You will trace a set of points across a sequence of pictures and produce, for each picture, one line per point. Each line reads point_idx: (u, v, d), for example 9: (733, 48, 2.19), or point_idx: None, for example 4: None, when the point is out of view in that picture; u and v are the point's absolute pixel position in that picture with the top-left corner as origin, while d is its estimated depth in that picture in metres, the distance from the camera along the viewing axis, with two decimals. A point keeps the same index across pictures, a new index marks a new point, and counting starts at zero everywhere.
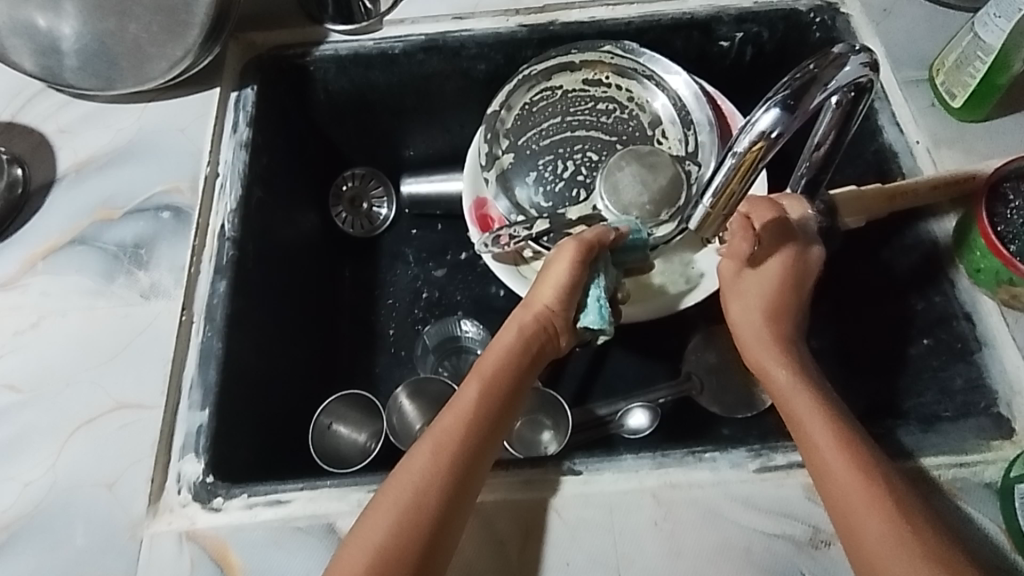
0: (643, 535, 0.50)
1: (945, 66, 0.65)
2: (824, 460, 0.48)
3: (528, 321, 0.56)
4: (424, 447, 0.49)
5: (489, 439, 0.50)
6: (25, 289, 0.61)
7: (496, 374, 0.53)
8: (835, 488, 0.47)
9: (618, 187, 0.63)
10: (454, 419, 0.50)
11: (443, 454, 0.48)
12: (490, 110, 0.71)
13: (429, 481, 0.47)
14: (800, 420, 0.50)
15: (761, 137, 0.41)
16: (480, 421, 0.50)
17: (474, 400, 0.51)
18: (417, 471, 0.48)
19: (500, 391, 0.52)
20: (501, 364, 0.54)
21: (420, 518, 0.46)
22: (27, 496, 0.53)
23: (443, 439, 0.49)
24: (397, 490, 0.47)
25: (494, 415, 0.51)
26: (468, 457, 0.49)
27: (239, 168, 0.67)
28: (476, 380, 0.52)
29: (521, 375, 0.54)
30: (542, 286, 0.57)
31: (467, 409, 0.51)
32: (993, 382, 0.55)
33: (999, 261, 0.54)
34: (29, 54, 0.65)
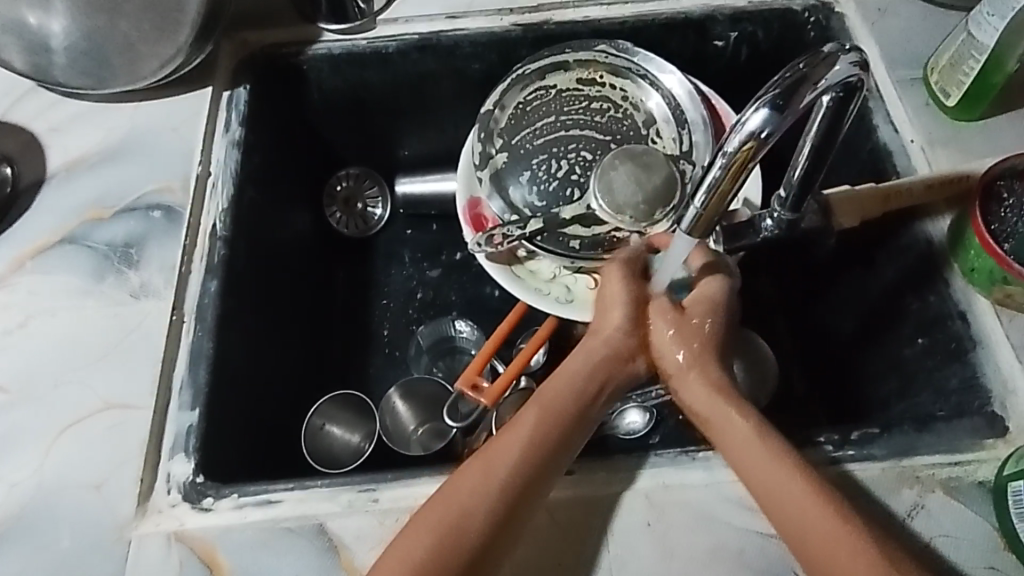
0: (636, 536, 0.50)
1: (939, 65, 0.65)
2: (798, 520, 0.46)
3: (597, 343, 0.56)
4: (474, 468, 0.49)
5: (547, 463, 0.50)
6: (14, 289, 0.60)
7: (556, 399, 0.53)
8: (813, 546, 0.46)
9: (612, 187, 0.63)
10: (510, 443, 0.50)
11: (493, 478, 0.48)
12: (484, 110, 0.71)
13: (477, 505, 0.47)
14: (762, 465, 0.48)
15: (750, 138, 0.40)
16: (539, 446, 0.50)
17: (532, 423, 0.51)
18: (466, 492, 0.48)
19: (561, 416, 0.52)
20: (564, 389, 0.53)
21: (462, 541, 0.46)
22: (14, 497, 0.52)
23: (494, 461, 0.49)
24: (443, 509, 0.47)
25: (554, 440, 0.51)
26: (521, 484, 0.48)
27: (231, 167, 0.66)
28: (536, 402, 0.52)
29: (584, 401, 0.53)
30: (610, 308, 0.56)
31: (527, 432, 0.50)
32: (988, 381, 0.55)
33: (992, 259, 0.54)
34: (19, 52, 0.65)
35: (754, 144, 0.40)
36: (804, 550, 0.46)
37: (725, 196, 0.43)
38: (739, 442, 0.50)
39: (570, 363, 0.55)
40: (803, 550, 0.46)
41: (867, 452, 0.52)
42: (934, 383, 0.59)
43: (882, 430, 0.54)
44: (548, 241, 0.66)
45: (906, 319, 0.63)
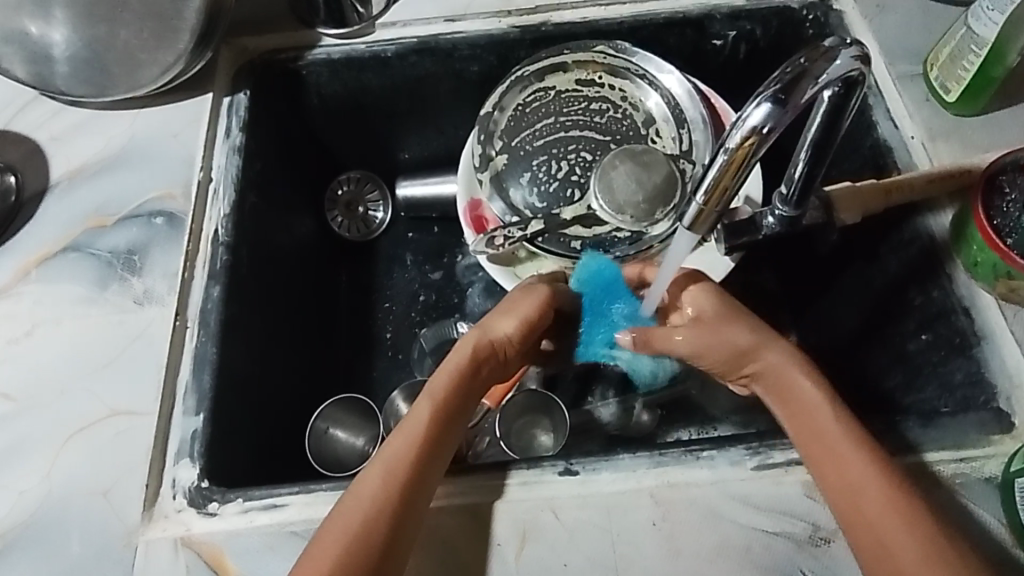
0: (642, 535, 0.50)
1: (939, 59, 0.64)
2: (860, 483, 0.46)
3: (486, 346, 0.57)
4: (371, 475, 0.48)
5: (438, 457, 0.51)
6: (19, 297, 0.61)
7: (448, 397, 0.53)
8: (863, 505, 0.46)
9: (612, 187, 0.63)
10: (405, 444, 0.49)
11: (395, 480, 0.48)
12: (483, 111, 0.71)
13: (380, 508, 0.47)
14: (852, 479, 0.47)
15: (752, 133, 0.39)
16: (432, 442, 0.51)
17: (427, 422, 0.51)
18: (366, 500, 0.47)
19: (450, 411, 0.53)
20: (454, 388, 0.54)
21: (369, 548, 0.45)
22: (21, 505, 0.52)
23: (394, 462, 0.49)
24: (345, 519, 0.46)
25: (445, 435, 0.52)
26: (417, 484, 0.49)
27: (232, 173, 0.67)
28: (427, 400, 0.52)
29: (468, 400, 0.55)
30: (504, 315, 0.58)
31: (421, 431, 0.50)
32: (993, 376, 0.54)
33: (995, 254, 0.54)
34: (21, 62, 0.65)
35: (756, 138, 0.40)
36: (852, 515, 0.46)
37: (726, 192, 0.43)
38: (808, 405, 0.51)
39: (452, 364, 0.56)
40: (852, 516, 0.46)
41: (872, 448, 0.52)
42: (939, 378, 0.58)
43: (888, 426, 0.53)
44: (549, 242, 0.66)
45: (910, 314, 0.62)
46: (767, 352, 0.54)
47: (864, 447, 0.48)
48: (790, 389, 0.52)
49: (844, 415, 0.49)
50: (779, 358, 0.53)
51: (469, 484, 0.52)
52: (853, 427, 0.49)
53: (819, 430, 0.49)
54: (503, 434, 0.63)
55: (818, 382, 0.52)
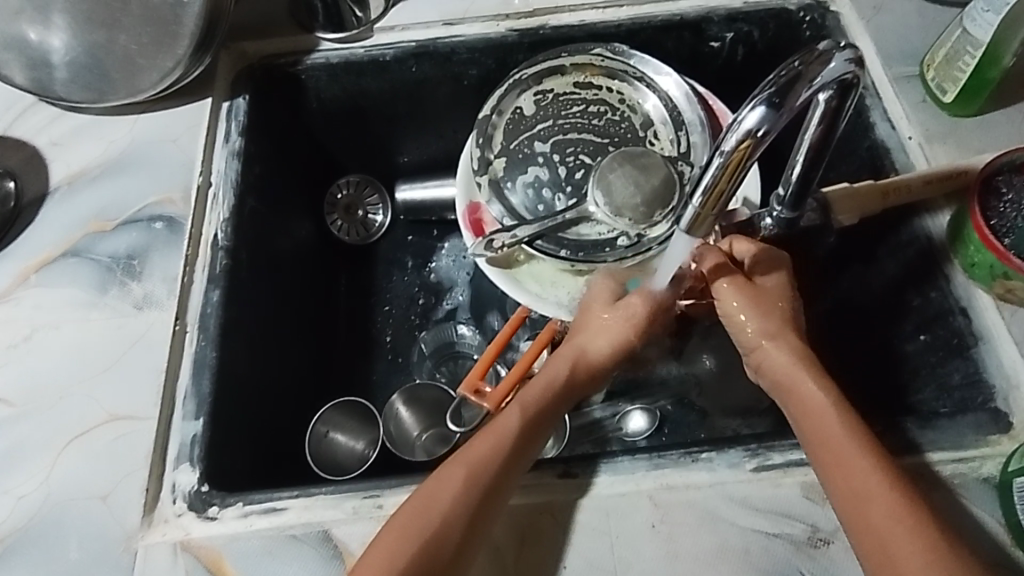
0: (640, 537, 0.50)
1: (935, 61, 0.65)
2: (867, 489, 0.46)
3: (579, 362, 0.58)
4: (458, 468, 0.49)
5: (523, 464, 0.51)
6: (19, 302, 0.61)
7: (534, 406, 0.54)
8: (870, 516, 0.45)
9: (611, 190, 0.64)
10: (495, 446, 0.51)
11: (474, 481, 0.48)
12: (481, 114, 0.71)
13: (461, 506, 0.48)
14: (862, 488, 0.46)
15: (747, 136, 0.40)
16: (520, 448, 0.51)
17: (516, 427, 0.52)
18: (450, 494, 0.48)
19: (539, 421, 0.54)
20: (541, 395, 0.55)
21: (440, 542, 0.46)
22: (21, 509, 0.52)
23: (477, 463, 0.49)
24: (423, 513, 0.47)
25: (532, 442, 0.52)
26: (500, 487, 0.49)
27: (231, 177, 0.67)
28: (516, 407, 0.54)
29: (554, 410, 0.56)
30: (598, 336, 0.59)
31: (507, 437, 0.51)
32: (991, 377, 0.55)
33: (993, 254, 0.54)
34: (20, 68, 0.65)
35: (751, 141, 0.40)
36: (858, 520, 0.46)
37: (722, 195, 0.43)
38: (818, 412, 0.50)
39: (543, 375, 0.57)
40: (857, 523, 0.46)
41: None
42: (937, 379, 0.58)
43: (886, 427, 0.53)
44: (548, 244, 0.66)
45: (909, 315, 0.62)
46: (770, 350, 0.54)
47: (868, 457, 0.47)
48: (798, 389, 0.52)
49: (850, 419, 0.49)
50: (788, 356, 0.53)
51: None
52: (858, 434, 0.48)
53: (829, 440, 0.49)
54: None
55: (829, 386, 0.52)
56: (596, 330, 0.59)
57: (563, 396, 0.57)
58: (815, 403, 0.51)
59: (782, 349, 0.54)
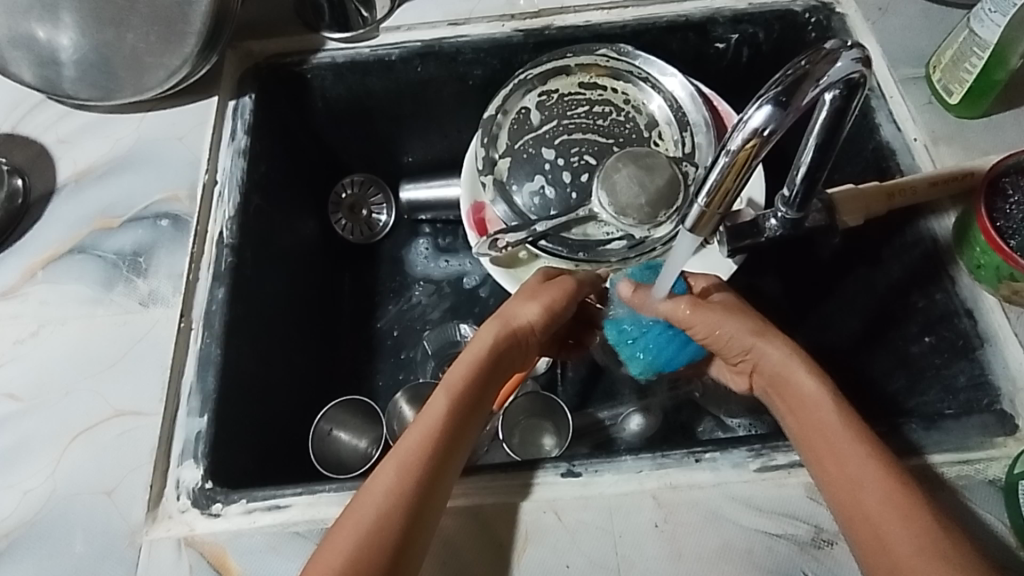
0: (643, 537, 0.50)
1: (942, 62, 0.65)
2: (857, 475, 0.47)
3: (505, 334, 0.58)
4: (389, 466, 0.49)
5: (453, 451, 0.51)
6: (26, 298, 0.61)
7: (464, 386, 0.54)
8: (865, 502, 0.46)
9: (616, 189, 0.63)
10: (422, 434, 0.50)
11: (409, 474, 0.48)
12: (486, 114, 0.71)
13: (395, 501, 0.47)
14: (856, 475, 0.47)
15: (753, 136, 0.40)
16: (447, 434, 0.51)
17: (442, 414, 0.52)
18: (383, 491, 0.47)
19: (466, 404, 0.53)
20: (469, 379, 0.55)
21: (383, 540, 0.45)
22: (27, 504, 0.52)
23: (408, 456, 0.49)
24: (359, 515, 0.46)
25: (460, 428, 0.52)
26: (433, 477, 0.48)
27: (237, 175, 0.67)
28: (444, 392, 0.53)
29: (485, 389, 0.55)
30: (524, 307, 0.59)
31: (435, 421, 0.51)
32: (996, 379, 0.54)
33: (999, 256, 0.54)
34: (29, 66, 0.66)
35: (757, 141, 0.40)
36: (852, 509, 0.46)
37: (728, 195, 0.43)
38: (812, 401, 0.52)
39: (469, 354, 0.56)
40: (851, 513, 0.46)
41: None
42: (942, 381, 0.58)
43: (891, 429, 0.53)
44: (552, 244, 0.67)
45: (913, 317, 0.62)
46: (762, 351, 0.56)
47: (864, 445, 0.48)
48: (790, 384, 0.54)
49: (843, 412, 0.50)
50: (782, 354, 0.55)
51: (473, 486, 0.52)
52: (850, 423, 0.49)
53: (820, 426, 0.50)
54: (506, 437, 0.63)
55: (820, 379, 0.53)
56: (524, 298, 0.60)
57: (493, 374, 0.56)
58: (812, 401, 0.52)
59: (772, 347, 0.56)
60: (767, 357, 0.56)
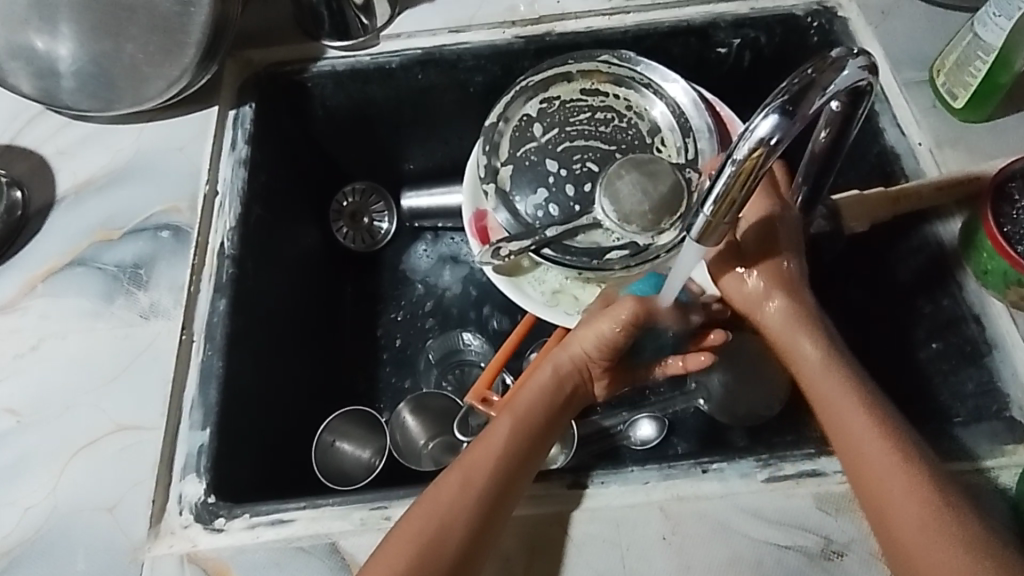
0: (651, 549, 0.49)
1: (945, 66, 0.64)
2: (883, 484, 0.46)
3: (566, 362, 0.57)
4: (451, 477, 0.49)
5: (519, 471, 0.50)
6: (25, 312, 0.60)
7: (528, 413, 0.54)
8: (892, 511, 0.46)
9: (620, 196, 0.65)
10: (487, 452, 0.50)
11: (470, 487, 0.48)
12: (488, 122, 0.71)
13: (456, 512, 0.47)
14: (885, 485, 0.46)
15: (760, 144, 0.39)
16: (511, 455, 0.51)
17: (505, 435, 0.52)
18: (445, 502, 0.48)
19: (531, 428, 0.53)
20: (535, 403, 0.55)
21: (439, 551, 0.46)
22: (27, 521, 0.52)
23: (470, 471, 0.49)
24: (419, 523, 0.47)
25: (525, 450, 0.52)
26: (495, 493, 0.49)
27: (237, 185, 0.67)
28: (508, 416, 0.53)
29: (549, 415, 0.55)
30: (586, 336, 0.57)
31: (497, 442, 0.51)
32: (1005, 386, 0.54)
33: (1005, 261, 0.54)
34: (27, 77, 0.66)
35: (763, 150, 0.39)
36: (882, 523, 0.46)
37: (733, 205, 0.42)
38: (841, 413, 0.50)
39: (532, 382, 0.56)
40: (876, 521, 0.46)
41: None
42: (949, 388, 0.58)
43: None
44: (555, 252, 0.66)
45: (920, 323, 0.62)
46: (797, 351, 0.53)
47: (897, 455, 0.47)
48: (819, 390, 0.51)
49: (875, 420, 0.49)
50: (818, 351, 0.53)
51: None
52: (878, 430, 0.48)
53: (850, 439, 0.49)
54: None
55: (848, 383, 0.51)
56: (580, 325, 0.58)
57: (556, 402, 0.56)
58: (841, 413, 0.50)
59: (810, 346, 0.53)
60: (805, 356, 0.53)
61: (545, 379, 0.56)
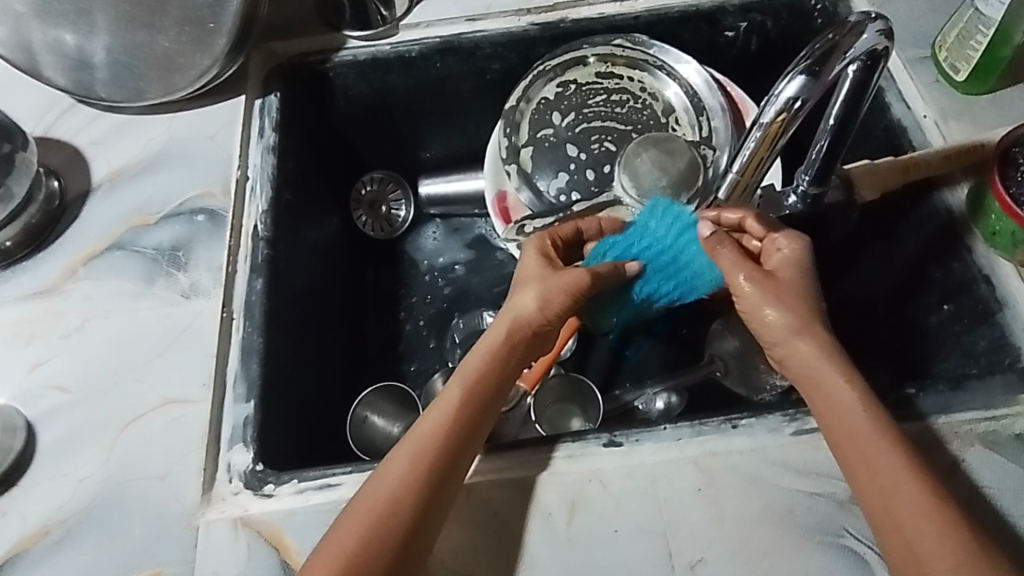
0: (687, 501, 0.51)
1: (947, 42, 0.67)
2: (909, 522, 0.45)
3: (514, 324, 0.58)
4: (403, 451, 0.51)
5: (467, 443, 0.52)
6: (68, 294, 0.62)
7: (479, 378, 0.55)
8: (919, 548, 0.44)
9: (637, 173, 0.65)
10: (434, 421, 0.52)
11: (421, 459, 0.50)
12: (509, 104, 0.74)
13: (407, 487, 0.49)
14: (905, 520, 0.45)
15: (786, 106, 0.45)
16: (460, 424, 0.52)
17: (456, 405, 0.53)
18: (395, 476, 0.49)
19: (481, 393, 0.54)
20: (486, 368, 0.56)
21: (395, 524, 0.48)
22: (82, 491, 0.53)
23: (422, 444, 0.51)
24: (375, 496, 0.49)
25: (476, 418, 0.53)
26: (445, 469, 0.50)
27: (267, 171, 0.69)
28: (458, 381, 0.54)
29: (502, 380, 0.56)
30: (526, 294, 0.58)
31: (446, 413, 0.52)
32: (1017, 340, 0.57)
33: (1013, 222, 0.56)
34: (62, 70, 0.68)
35: (790, 111, 0.46)
36: (906, 555, 0.45)
37: (762, 160, 0.51)
38: (874, 454, 0.47)
39: (481, 345, 0.57)
40: (896, 554, 0.45)
41: (909, 410, 0.54)
42: (963, 346, 0.61)
43: (920, 390, 0.55)
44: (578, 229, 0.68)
45: (932, 287, 0.65)
46: (843, 388, 0.50)
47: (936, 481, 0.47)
48: (857, 439, 0.48)
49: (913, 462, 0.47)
50: (817, 350, 0.51)
51: (516, 459, 0.54)
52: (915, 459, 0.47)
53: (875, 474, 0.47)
54: (536, 417, 0.70)
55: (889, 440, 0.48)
56: (526, 285, 0.59)
57: (509, 361, 0.57)
58: (878, 458, 0.47)
59: (807, 343, 0.52)
60: (845, 401, 0.49)
61: (495, 342, 0.57)
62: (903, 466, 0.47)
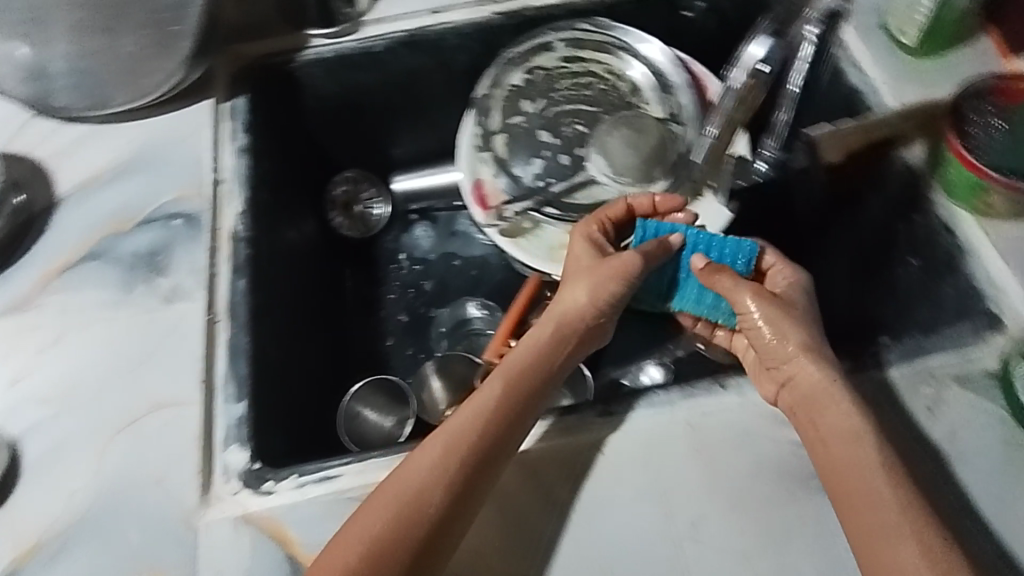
0: (682, 462, 0.53)
1: (895, 9, 0.70)
2: (875, 520, 0.46)
3: (561, 318, 0.60)
4: (435, 439, 0.52)
5: (501, 440, 0.52)
6: (44, 307, 0.61)
7: (519, 376, 0.56)
8: (880, 537, 0.46)
9: (609, 150, 0.73)
10: (472, 412, 0.53)
11: (452, 451, 0.51)
12: (480, 92, 0.75)
13: (437, 474, 0.50)
14: (872, 516, 0.47)
15: None
16: (500, 419, 0.53)
17: (495, 399, 0.54)
18: (425, 464, 0.50)
19: (522, 391, 0.55)
20: (528, 363, 0.57)
21: (419, 513, 0.48)
22: (75, 503, 0.52)
23: (454, 435, 0.52)
24: (401, 482, 0.50)
25: (517, 414, 0.54)
26: (475, 462, 0.51)
27: (241, 172, 0.68)
28: (500, 375, 0.56)
29: (541, 375, 0.57)
30: (574, 286, 0.61)
31: (487, 406, 0.53)
32: (983, 286, 0.59)
33: (971, 172, 0.59)
34: (19, 81, 0.66)
35: None
36: (865, 544, 0.46)
37: None
38: (857, 467, 0.48)
39: (526, 341, 0.59)
40: (857, 543, 0.47)
41: (887, 359, 0.56)
42: (930, 298, 0.63)
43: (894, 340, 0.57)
44: (557, 210, 0.71)
45: (898, 244, 0.67)
46: (829, 407, 0.51)
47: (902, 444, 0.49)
48: (846, 450, 0.49)
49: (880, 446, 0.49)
50: (819, 375, 0.52)
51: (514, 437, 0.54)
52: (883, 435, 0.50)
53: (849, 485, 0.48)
54: None
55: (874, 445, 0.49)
56: (577, 278, 0.61)
57: (553, 357, 0.58)
58: (867, 466, 0.48)
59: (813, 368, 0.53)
60: (839, 434, 0.50)
61: (541, 338, 0.59)
62: (883, 475, 0.48)
